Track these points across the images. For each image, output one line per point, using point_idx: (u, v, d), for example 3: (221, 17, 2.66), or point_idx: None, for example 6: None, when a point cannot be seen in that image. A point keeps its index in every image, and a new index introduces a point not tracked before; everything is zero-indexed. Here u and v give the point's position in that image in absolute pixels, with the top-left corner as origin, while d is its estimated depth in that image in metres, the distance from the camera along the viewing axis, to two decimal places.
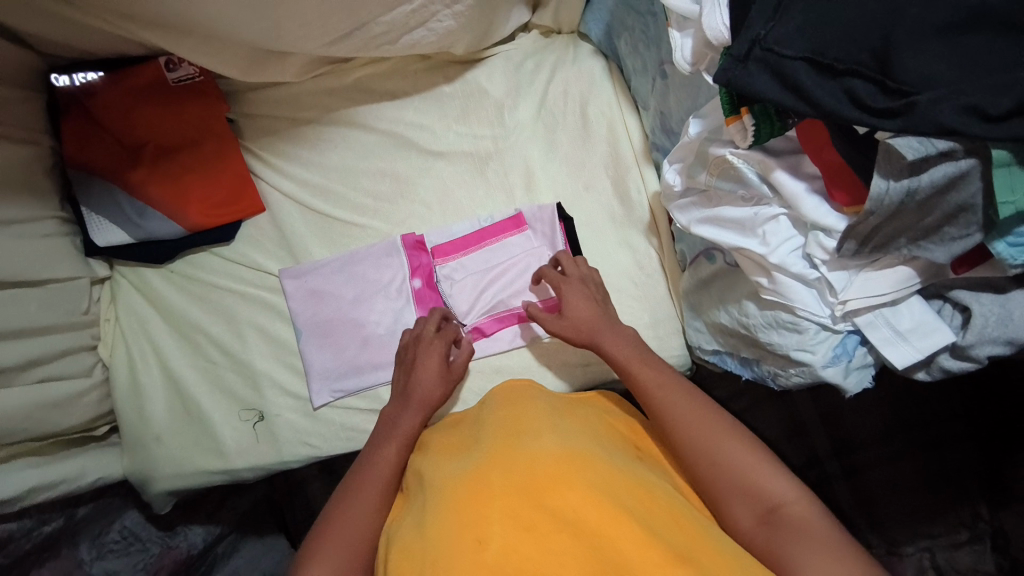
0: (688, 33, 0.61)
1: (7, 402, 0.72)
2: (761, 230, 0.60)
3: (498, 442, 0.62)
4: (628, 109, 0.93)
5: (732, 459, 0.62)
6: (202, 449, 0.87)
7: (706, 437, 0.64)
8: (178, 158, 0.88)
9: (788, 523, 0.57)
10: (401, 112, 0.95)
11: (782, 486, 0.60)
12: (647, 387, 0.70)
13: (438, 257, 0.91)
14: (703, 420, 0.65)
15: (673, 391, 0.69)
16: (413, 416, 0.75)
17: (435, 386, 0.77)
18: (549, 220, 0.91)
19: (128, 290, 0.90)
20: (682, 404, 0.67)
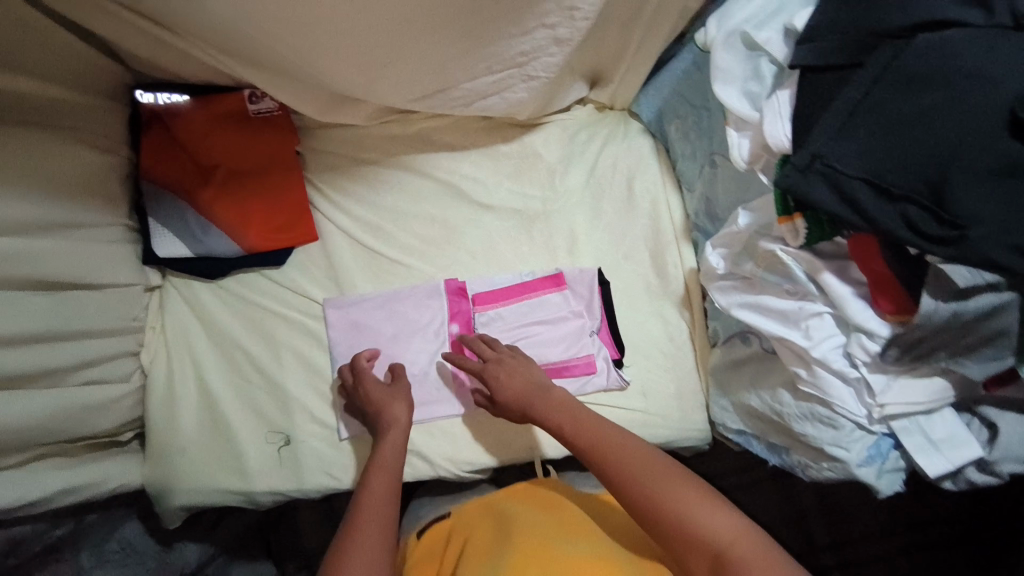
0: (745, 135, 0.66)
1: (55, 400, 0.73)
2: (805, 324, 0.63)
3: (526, 541, 0.69)
4: (671, 188, 0.98)
5: (676, 506, 0.65)
6: (225, 466, 0.89)
7: (664, 485, 0.67)
8: (245, 183, 0.93)
9: (732, 564, 0.60)
10: (458, 165, 1.00)
11: (725, 527, 0.63)
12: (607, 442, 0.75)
13: (477, 305, 0.95)
14: (641, 469, 0.69)
15: (615, 447, 0.74)
16: (396, 433, 0.83)
17: (398, 410, 0.85)
18: (589, 284, 0.95)
19: (176, 302, 0.93)
20: (623, 458, 0.71)
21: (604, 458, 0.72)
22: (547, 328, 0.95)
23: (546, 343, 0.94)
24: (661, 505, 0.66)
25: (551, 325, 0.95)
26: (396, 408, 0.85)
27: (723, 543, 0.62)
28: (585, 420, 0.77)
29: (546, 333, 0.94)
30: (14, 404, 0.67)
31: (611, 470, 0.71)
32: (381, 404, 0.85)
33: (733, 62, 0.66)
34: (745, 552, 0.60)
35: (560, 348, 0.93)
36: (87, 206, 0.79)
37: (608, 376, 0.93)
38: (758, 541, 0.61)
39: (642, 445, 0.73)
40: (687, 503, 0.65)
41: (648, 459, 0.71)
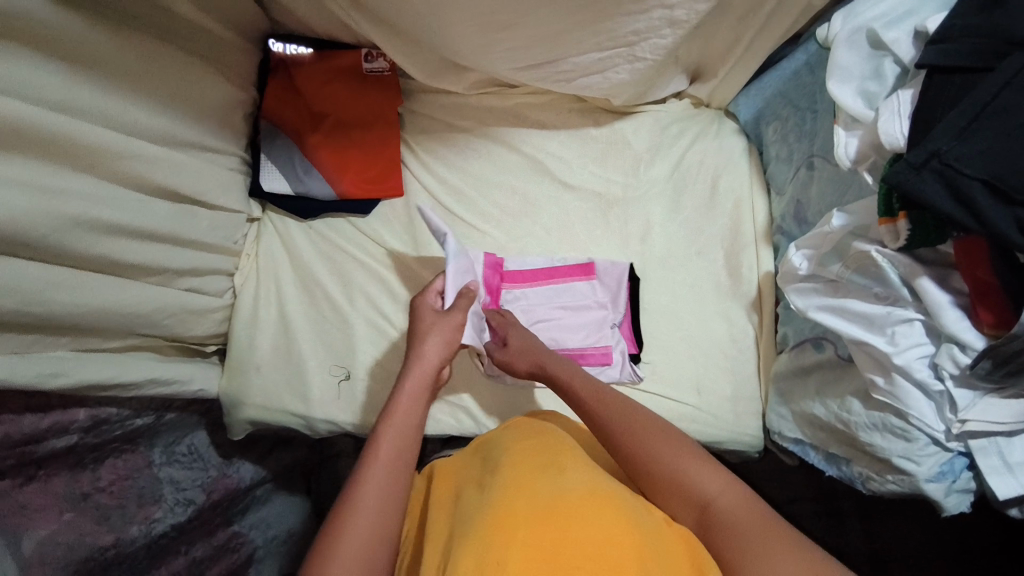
0: (856, 134, 0.65)
1: (159, 298, 0.79)
2: (890, 330, 0.62)
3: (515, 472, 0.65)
4: (759, 191, 0.97)
5: (664, 460, 0.65)
6: (291, 390, 0.95)
7: (646, 443, 0.66)
8: (349, 133, 0.99)
9: (720, 519, 0.59)
10: (546, 142, 1.03)
11: (714, 482, 0.62)
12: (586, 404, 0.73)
13: (507, 282, 0.95)
14: (630, 424, 0.68)
15: (606, 406, 0.72)
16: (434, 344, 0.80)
17: (436, 352, 0.79)
18: (617, 277, 0.95)
19: (272, 235, 1.00)
20: (610, 416, 0.70)
21: (598, 413, 0.71)
22: (571, 317, 0.94)
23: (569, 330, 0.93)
24: (648, 457, 0.65)
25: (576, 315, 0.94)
26: (438, 344, 0.80)
27: (710, 496, 0.61)
28: (578, 383, 0.76)
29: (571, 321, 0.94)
30: (130, 292, 0.75)
31: (602, 425, 0.70)
32: (424, 331, 0.81)
33: (854, 61, 0.67)
34: (734, 504, 0.60)
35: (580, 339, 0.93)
36: (213, 129, 0.87)
37: (622, 370, 0.91)
38: (748, 496, 0.60)
39: (632, 405, 0.71)
40: (674, 458, 0.65)
41: (634, 416, 0.69)
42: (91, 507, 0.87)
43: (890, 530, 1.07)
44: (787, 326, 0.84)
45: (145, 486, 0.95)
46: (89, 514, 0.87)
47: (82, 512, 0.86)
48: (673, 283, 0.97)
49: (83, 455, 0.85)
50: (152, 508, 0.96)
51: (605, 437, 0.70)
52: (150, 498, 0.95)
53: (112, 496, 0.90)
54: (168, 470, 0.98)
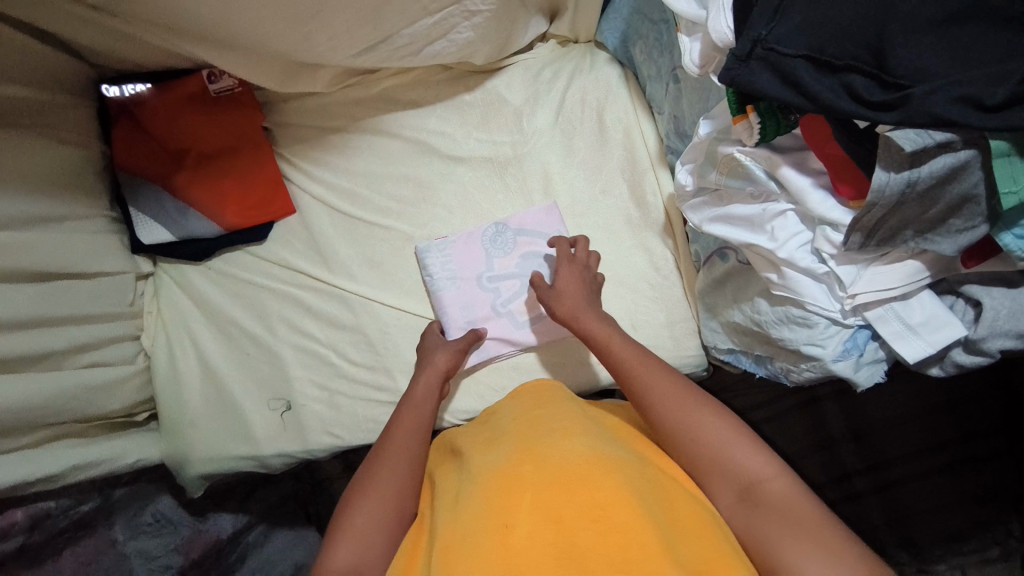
0: (697, 37, 0.63)
1: (49, 386, 0.77)
2: (770, 226, 0.62)
3: (543, 442, 0.63)
4: (644, 115, 0.95)
5: (714, 440, 0.63)
6: (234, 435, 0.93)
7: (687, 412, 0.66)
8: (217, 162, 0.95)
9: (760, 498, 0.59)
10: (425, 120, 0.99)
11: (761, 466, 0.61)
12: (634, 367, 0.71)
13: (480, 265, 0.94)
14: (681, 405, 0.67)
15: (653, 372, 0.70)
16: (446, 354, 0.84)
17: (445, 356, 0.83)
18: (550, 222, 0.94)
19: (169, 285, 0.96)
20: (666, 394, 0.68)
21: (647, 388, 0.69)
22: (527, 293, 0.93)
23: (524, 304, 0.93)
24: (698, 437, 0.64)
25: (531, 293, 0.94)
26: (443, 356, 0.83)
27: (756, 480, 0.60)
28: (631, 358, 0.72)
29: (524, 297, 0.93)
30: (16, 388, 0.73)
31: (643, 393, 0.69)
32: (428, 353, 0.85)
33: None
34: (779, 493, 0.59)
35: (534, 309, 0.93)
36: (64, 197, 0.82)
37: None
38: (797, 487, 0.59)
39: (686, 385, 0.69)
40: (723, 440, 0.63)
41: (692, 396, 0.67)
42: None
43: (872, 410, 1.05)
44: (698, 244, 0.83)
45: (113, 565, 0.96)
46: None
47: None
48: (585, 228, 0.95)
49: (38, 551, 0.88)
50: None
51: (651, 413, 0.68)
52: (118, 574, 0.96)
53: None
54: (135, 543, 0.99)
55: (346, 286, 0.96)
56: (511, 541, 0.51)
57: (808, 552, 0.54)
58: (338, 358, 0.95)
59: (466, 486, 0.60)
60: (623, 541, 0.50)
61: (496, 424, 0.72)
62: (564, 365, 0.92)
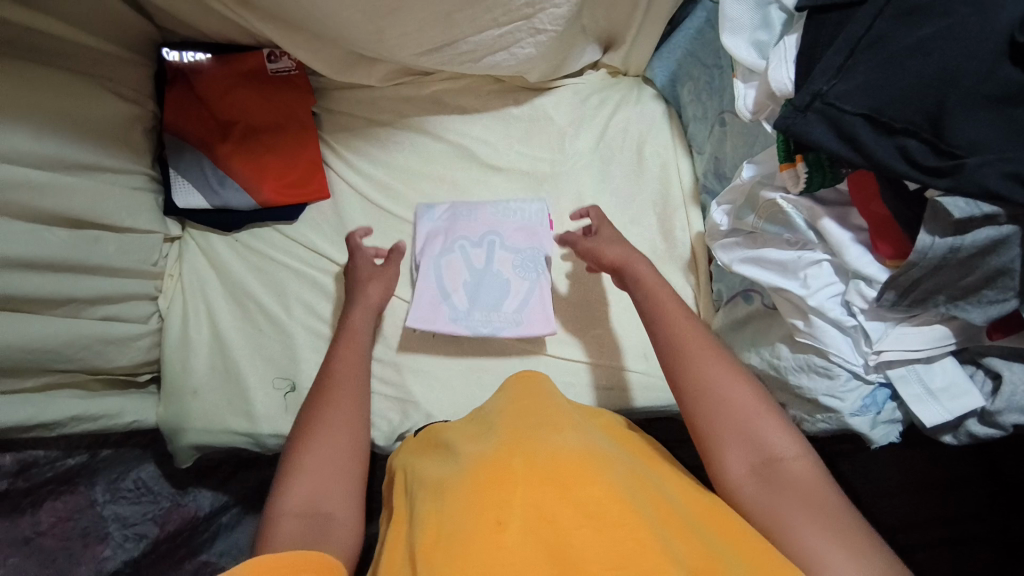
0: (753, 84, 0.66)
1: (65, 331, 0.76)
2: (803, 273, 0.63)
3: (526, 430, 0.62)
4: (682, 153, 0.98)
5: (740, 406, 0.62)
6: (233, 409, 0.92)
7: (717, 375, 0.65)
8: (261, 138, 0.96)
9: (782, 477, 0.57)
10: (469, 127, 1.01)
11: (786, 444, 0.60)
12: (672, 324, 0.70)
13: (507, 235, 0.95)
14: (721, 370, 0.65)
15: (687, 332, 0.69)
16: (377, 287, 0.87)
17: (379, 285, 0.87)
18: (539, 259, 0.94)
19: (194, 251, 0.96)
20: (712, 360, 0.66)
21: (689, 349, 0.68)
22: (495, 256, 0.94)
23: (454, 271, 0.94)
24: (728, 403, 0.63)
25: (498, 263, 0.94)
26: (377, 285, 0.87)
27: (780, 456, 0.59)
28: (679, 321, 0.70)
29: (472, 267, 0.94)
30: (33, 328, 0.73)
31: (675, 348, 0.68)
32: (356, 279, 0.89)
33: (741, 12, 0.67)
34: (799, 471, 0.58)
35: (465, 293, 0.93)
36: (110, 148, 0.83)
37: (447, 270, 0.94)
38: (814, 465, 0.59)
39: (724, 353, 0.67)
40: (752, 412, 0.62)
41: (728, 365, 0.66)
42: (35, 551, 0.86)
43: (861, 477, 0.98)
44: (721, 284, 0.85)
45: (90, 525, 0.93)
46: (34, 558, 0.85)
47: (25, 556, 0.84)
48: None
49: (19, 500, 0.83)
50: (99, 547, 0.93)
51: (684, 373, 0.66)
52: (95, 536, 0.93)
53: (56, 539, 0.88)
54: (113, 508, 0.96)
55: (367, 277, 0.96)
56: (505, 539, 0.49)
57: (820, 529, 0.52)
58: None
59: (454, 475, 0.58)
60: (617, 534, 0.49)
61: (486, 421, 0.68)
62: (572, 385, 0.92)
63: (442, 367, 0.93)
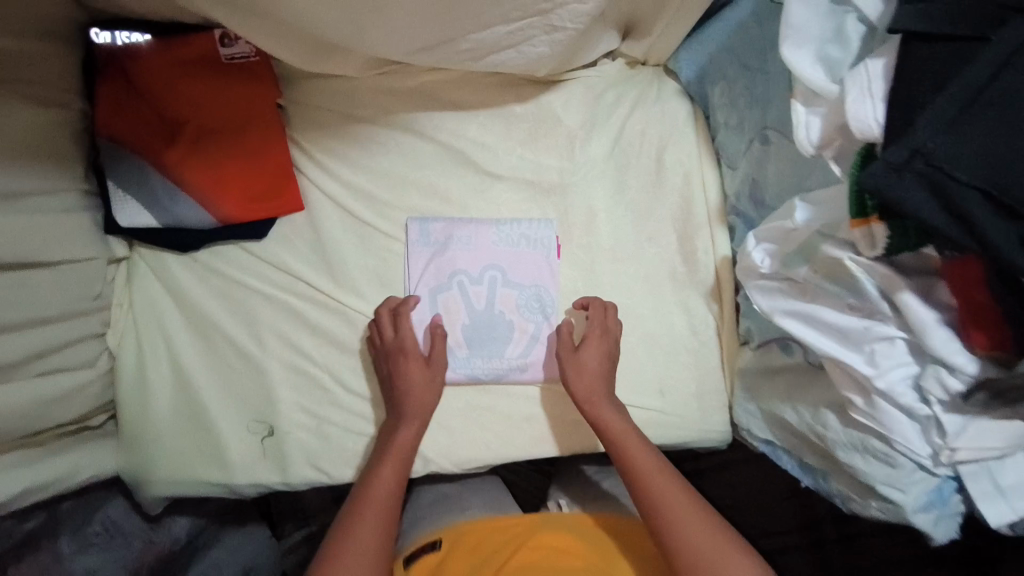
0: (817, 111, 0.56)
1: None
2: (870, 348, 0.56)
3: None
4: (709, 164, 0.86)
5: None
6: (205, 457, 0.83)
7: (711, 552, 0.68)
8: (216, 140, 0.81)
9: None
10: (464, 126, 0.87)
11: None
12: (663, 496, 0.73)
13: (512, 273, 0.86)
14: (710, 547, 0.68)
15: (681, 506, 0.72)
16: (425, 377, 0.81)
17: (417, 377, 0.80)
18: (545, 302, 0.86)
19: (145, 274, 0.84)
20: (687, 519, 0.71)
21: (676, 519, 0.71)
22: (498, 295, 0.86)
23: (451, 312, 0.86)
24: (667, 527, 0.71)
25: (501, 303, 0.86)
26: (416, 374, 0.80)
27: None
28: (650, 477, 0.74)
29: (472, 306, 0.86)
30: None
31: (668, 521, 0.71)
32: (408, 373, 0.80)
33: (807, 21, 0.56)
34: None
35: (465, 338, 0.85)
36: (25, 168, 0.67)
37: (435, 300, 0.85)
38: None
39: (713, 523, 0.71)
40: None
41: (717, 536, 0.69)
42: None
43: None
44: (751, 321, 0.78)
45: None
46: None
47: None
48: (623, 276, 0.87)
49: None
50: None
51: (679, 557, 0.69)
52: None
53: None
54: (82, 559, 0.87)
55: (352, 304, 0.85)
56: None
57: None
58: (334, 384, 0.85)
59: None
60: None
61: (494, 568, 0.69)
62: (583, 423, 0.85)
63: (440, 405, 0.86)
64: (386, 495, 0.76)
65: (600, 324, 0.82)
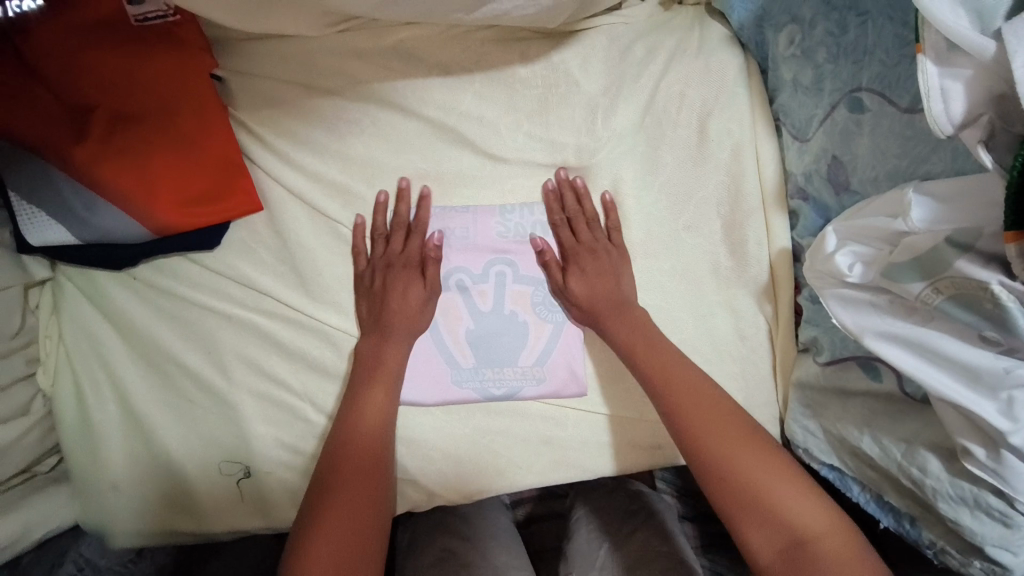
0: (958, 75, 0.41)
1: None
2: (1007, 394, 0.43)
3: None
4: (765, 130, 0.70)
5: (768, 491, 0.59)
6: (171, 503, 0.70)
7: (741, 460, 0.60)
8: (139, 128, 0.64)
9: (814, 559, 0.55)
10: (457, 97, 0.69)
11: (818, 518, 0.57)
12: (687, 409, 0.63)
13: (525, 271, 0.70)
14: (739, 453, 0.61)
15: (706, 416, 0.63)
16: (419, 287, 0.68)
17: (412, 292, 0.68)
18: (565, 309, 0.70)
19: (75, 297, 0.70)
20: (712, 428, 0.62)
21: (702, 436, 0.62)
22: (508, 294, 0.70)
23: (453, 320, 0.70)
24: (718, 459, 0.61)
25: (512, 301, 0.70)
26: (412, 289, 0.68)
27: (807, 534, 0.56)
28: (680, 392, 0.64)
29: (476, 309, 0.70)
30: None
31: (694, 432, 0.62)
32: (393, 280, 0.68)
33: None
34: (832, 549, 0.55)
35: (469, 347, 0.70)
36: None
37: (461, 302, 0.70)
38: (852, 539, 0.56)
39: (743, 428, 0.62)
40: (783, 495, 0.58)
41: (745, 439, 0.61)
42: None
43: None
44: (818, 329, 0.63)
45: None
46: None
47: None
48: (657, 273, 0.71)
49: None
50: None
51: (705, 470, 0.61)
52: None
53: None
54: None
55: (331, 321, 0.70)
56: None
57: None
58: (318, 415, 0.71)
59: None
60: None
61: None
62: (614, 450, 0.72)
63: (444, 437, 0.70)
64: (360, 434, 0.64)
65: (591, 244, 0.69)
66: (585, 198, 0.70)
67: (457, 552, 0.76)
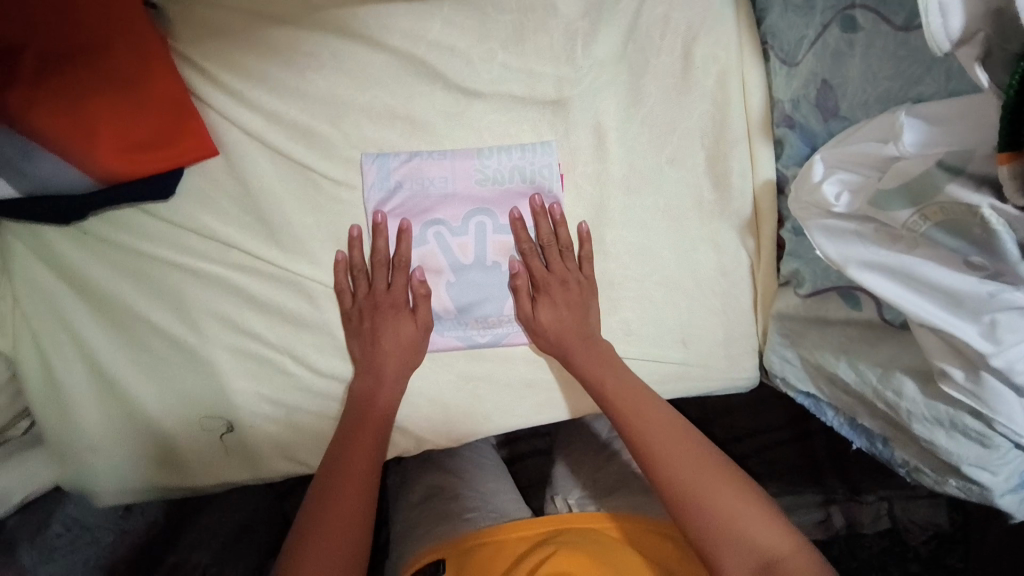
0: None
1: None
2: (989, 318, 0.44)
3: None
4: (752, 55, 0.67)
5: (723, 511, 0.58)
6: (155, 462, 0.69)
7: (701, 481, 0.59)
8: (70, 65, 0.57)
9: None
10: (424, 24, 0.64)
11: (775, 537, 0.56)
12: (644, 424, 0.64)
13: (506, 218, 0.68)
14: (696, 467, 0.60)
15: (664, 427, 0.63)
16: (409, 329, 0.67)
17: (403, 330, 0.67)
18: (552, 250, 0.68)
19: (23, 255, 0.65)
20: (667, 442, 0.62)
21: (660, 451, 0.62)
22: (490, 244, 0.68)
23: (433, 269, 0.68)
24: (670, 471, 0.61)
25: (494, 252, 0.68)
26: (401, 328, 0.66)
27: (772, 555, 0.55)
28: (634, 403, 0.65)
29: (457, 261, 0.68)
30: None
31: (652, 448, 0.62)
32: (376, 324, 0.66)
33: None
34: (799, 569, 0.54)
35: (451, 297, 0.68)
36: None
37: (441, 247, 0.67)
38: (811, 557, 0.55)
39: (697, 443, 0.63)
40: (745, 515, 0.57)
41: (700, 455, 0.62)
42: None
43: None
44: (800, 261, 0.63)
45: None
46: None
47: None
48: (639, 210, 0.69)
49: None
50: None
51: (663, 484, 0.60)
52: None
53: None
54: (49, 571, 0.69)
55: (305, 272, 0.67)
56: None
57: None
58: (300, 367, 0.69)
59: None
60: None
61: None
62: None
63: (431, 384, 0.70)
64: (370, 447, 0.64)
65: (562, 274, 0.67)
66: (562, 226, 0.67)
67: (444, 487, 0.79)
